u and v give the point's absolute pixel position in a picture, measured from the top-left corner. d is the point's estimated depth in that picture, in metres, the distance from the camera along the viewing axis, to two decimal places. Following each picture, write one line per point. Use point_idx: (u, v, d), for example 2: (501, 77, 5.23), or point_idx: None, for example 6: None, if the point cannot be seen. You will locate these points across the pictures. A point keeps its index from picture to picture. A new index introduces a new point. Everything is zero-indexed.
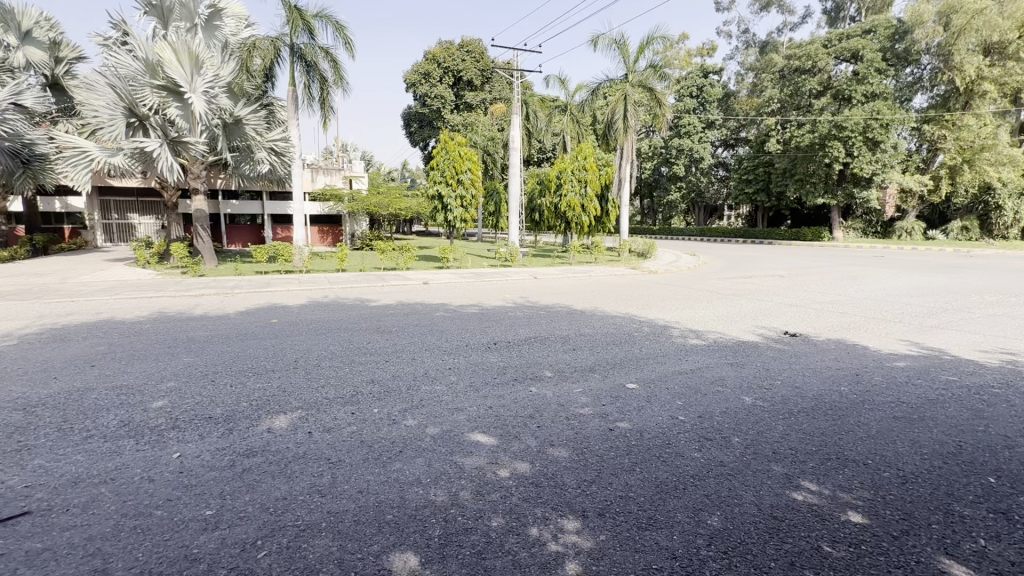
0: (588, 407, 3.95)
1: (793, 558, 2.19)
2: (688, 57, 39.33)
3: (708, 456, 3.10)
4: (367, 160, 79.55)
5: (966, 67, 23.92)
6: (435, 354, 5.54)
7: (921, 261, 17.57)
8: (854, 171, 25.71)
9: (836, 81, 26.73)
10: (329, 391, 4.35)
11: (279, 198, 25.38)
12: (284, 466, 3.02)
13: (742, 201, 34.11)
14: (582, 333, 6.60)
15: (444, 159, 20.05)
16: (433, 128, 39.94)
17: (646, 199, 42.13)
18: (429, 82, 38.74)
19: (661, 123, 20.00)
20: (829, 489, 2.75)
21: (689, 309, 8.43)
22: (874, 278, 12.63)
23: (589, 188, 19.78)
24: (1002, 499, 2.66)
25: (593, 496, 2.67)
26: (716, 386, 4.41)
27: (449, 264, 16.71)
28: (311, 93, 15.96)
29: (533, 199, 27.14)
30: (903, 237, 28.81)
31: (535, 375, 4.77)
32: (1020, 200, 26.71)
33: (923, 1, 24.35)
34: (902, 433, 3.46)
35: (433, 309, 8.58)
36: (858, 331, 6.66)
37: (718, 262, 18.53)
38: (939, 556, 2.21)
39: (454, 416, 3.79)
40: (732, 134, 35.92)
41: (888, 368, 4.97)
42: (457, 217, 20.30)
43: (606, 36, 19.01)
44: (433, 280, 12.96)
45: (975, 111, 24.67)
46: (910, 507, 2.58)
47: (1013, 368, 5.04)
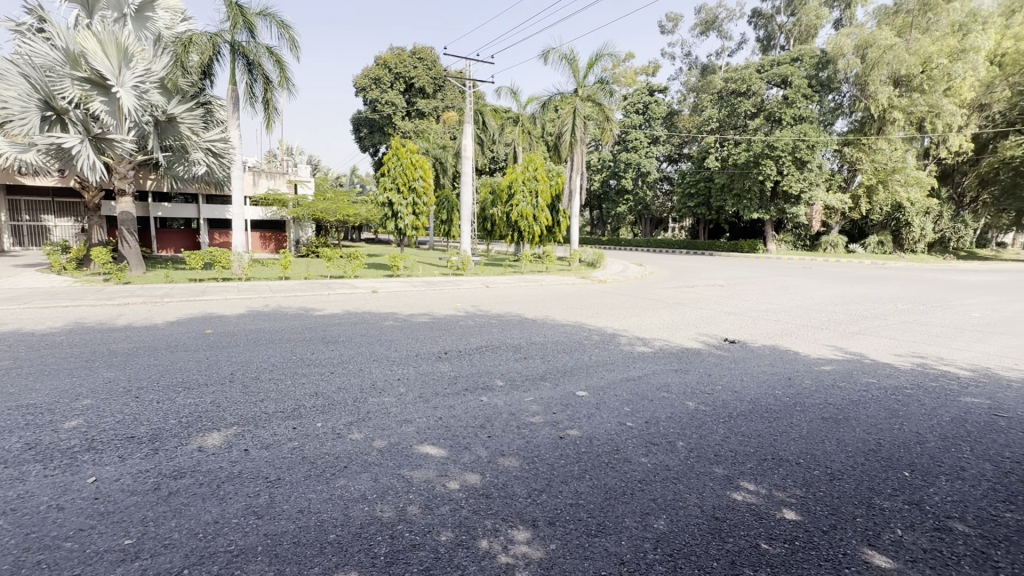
0: (538, 415, 3.96)
1: (733, 558, 2.27)
2: (634, 76, 40.94)
3: (654, 461, 3.18)
4: (314, 165, 77.09)
5: (878, 96, 26.28)
6: (383, 365, 5.39)
7: (846, 273, 19.04)
8: (784, 188, 27.66)
9: (767, 104, 28.61)
10: (270, 404, 4.12)
11: (217, 202, 24.06)
12: (216, 488, 2.81)
13: (684, 214, 35.74)
14: (533, 341, 6.64)
15: (394, 166, 19.71)
16: (384, 134, 39.37)
17: (596, 210, 43.30)
18: (379, 88, 38.13)
19: (609, 136, 20.61)
20: (766, 489, 2.89)
21: (636, 318, 8.68)
22: (805, 288, 13.48)
23: (540, 198, 20.13)
24: (916, 491, 2.88)
25: (544, 505, 2.66)
26: (661, 392, 4.55)
27: (399, 273, 16.38)
28: (254, 93, 15.30)
29: (484, 209, 27.19)
30: (828, 250, 31.19)
31: (486, 385, 4.72)
32: (926, 218, 29.64)
33: (843, 34, 26.55)
34: (830, 433, 3.69)
35: (382, 318, 8.36)
36: (789, 338, 7.10)
37: (663, 272, 19.30)
38: (863, 548, 2.36)
39: (403, 428, 3.70)
40: (676, 150, 37.57)
41: (817, 372, 5.31)
42: (408, 225, 19.99)
43: (556, 51, 19.45)
44: (382, 288, 12.70)
45: (887, 137, 27.14)
46: (837, 502, 2.75)
47: (922, 369, 5.54)
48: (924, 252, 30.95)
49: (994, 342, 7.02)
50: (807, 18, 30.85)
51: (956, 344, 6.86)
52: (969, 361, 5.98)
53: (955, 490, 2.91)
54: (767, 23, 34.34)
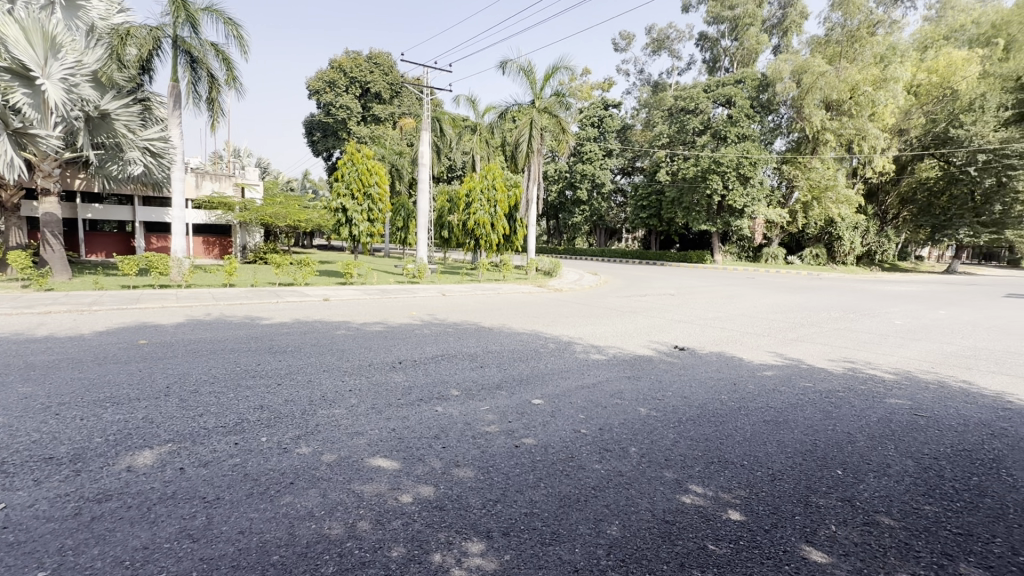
0: (494, 424, 3.94)
1: (682, 559, 2.33)
2: (590, 90, 42.07)
3: (607, 467, 3.23)
4: (262, 168, 74.09)
5: (812, 118, 28.18)
6: (334, 376, 5.20)
7: (786, 283, 20.14)
8: (729, 202, 29.08)
9: (714, 122, 30.09)
10: (209, 419, 3.88)
11: (155, 204, 22.64)
12: (146, 511, 2.61)
13: (637, 225, 36.89)
14: (489, 350, 6.61)
15: (349, 171, 19.26)
16: (338, 138, 38.51)
17: (553, 220, 43.94)
18: (334, 91, 37.34)
19: (565, 148, 20.98)
20: (712, 491, 2.99)
21: (591, 326, 8.83)
22: (748, 298, 14.16)
23: (498, 207, 20.23)
24: (849, 489, 3.07)
25: (498, 515, 2.64)
26: (615, 399, 4.63)
27: (352, 280, 15.92)
28: (197, 91, 14.57)
29: (441, 216, 27.00)
30: (769, 261, 33.01)
31: (441, 395, 4.65)
32: (854, 233, 31.99)
33: (781, 60, 28.36)
34: (772, 435, 3.88)
35: (334, 327, 8.11)
36: (734, 344, 7.42)
37: (617, 281, 19.79)
38: (801, 544, 2.48)
39: (354, 441, 3.58)
40: (629, 163, 38.77)
41: (760, 377, 5.59)
42: (362, 232, 19.52)
43: (514, 62, 19.71)
44: (335, 296, 12.33)
45: (821, 157, 29.14)
46: (777, 501, 2.88)
47: (852, 373, 5.94)
48: (853, 264, 33.34)
49: (915, 347, 7.63)
50: (749, 43, 32.75)
51: (882, 349, 7.40)
52: (892, 364, 6.48)
53: (881, 486, 3.12)
54: (712, 46, 36.22)
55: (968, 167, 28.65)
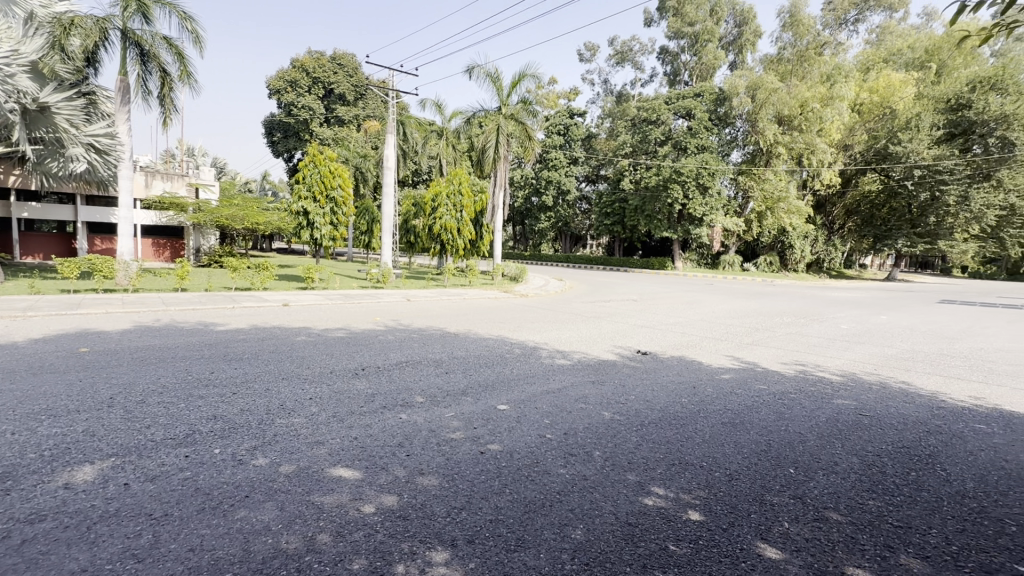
0: (459, 431, 3.91)
1: (644, 561, 2.37)
2: (555, 98, 42.66)
3: (572, 471, 3.26)
4: (218, 169, 71.20)
5: (765, 132, 29.46)
6: (292, 384, 5.03)
7: (743, 290, 20.93)
8: (689, 211, 30.00)
9: (674, 133, 31.05)
10: (157, 431, 3.68)
11: (100, 203, 21.39)
12: (85, 530, 2.44)
13: (601, 232, 37.55)
14: (454, 356, 6.56)
15: (311, 174, 18.85)
16: (299, 139, 37.54)
17: (519, 226, 44.17)
18: (295, 91, 36.44)
19: (531, 155, 21.16)
20: (674, 492, 3.06)
21: (557, 331, 8.91)
22: (707, 303, 14.64)
23: (464, 213, 20.18)
24: (800, 486, 3.21)
25: (463, 523, 2.62)
26: (580, 404, 4.68)
27: (314, 285, 15.48)
28: (147, 86, 13.91)
29: (407, 221, 26.67)
30: (726, 268, 34.21)
31: (405, 402, 4.57)
32: (805, 241, 33.59)
33: (736, 76, 29.58)
34: (729, 437, 4.01)
35: (294, 333, 7.86)
36: (694, 349, 7.65)
37: (582, 287, 20.10)
38: (756, 542, 2.58)
39: (314, 450, 3.47)
40: (594, 171, 39.46)
41: (718, 380, 5.77)
42: (324, 235, 19.03)
43: (480, 68, 19.79)
44: (295, 302, 11.96)
45: (774, 169, 30.43)
46: (734, 501, 2.98)
47: (804, 375, 6.22)
48: (804, 271, 34.99)
49: (860, 350, 8.07)
50: (707, 58, 34.04)
51: (830, 353, 7.79)
52: (840, 367, 6.83)
53: (830, 483, 3.27)
54: (673, 60, 37.43)
55: (906, 182, 30.66)
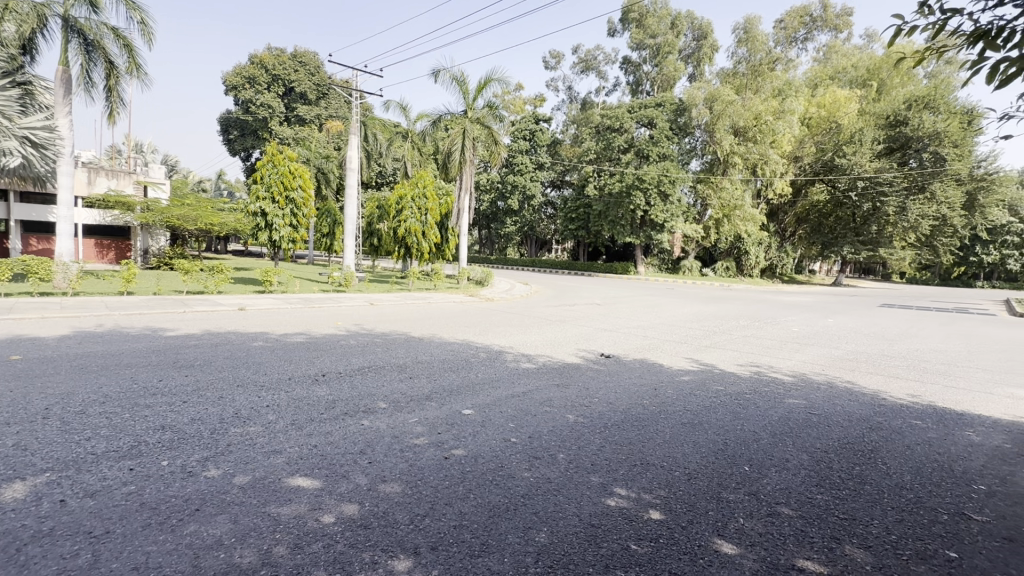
0: (422, 436, 3.86)
1: (607, 561, 2.40)
2: (521, 104, 43.01)
3: (537, 474, 3.27)
4: (169, 166, 67.83)
5: (722, 142, 30.62)
6: (248, 391, 4.84)
7: (701, 294, 21.60)
8: (651, 217, 30.78)
9: (637, 141, 31.82)
10: (97, 443, 3.45)
11: (35, 201, 20.00)
12: (13, 553, 2.26)
13: (567, 237, 38.05)
14: (419, 361, 6.48)
15: (269, 174, 18.22)
16: (258, 137, 36.33)
17: (485, 230, 44.17)
18: (254, 87, 35.24)
19: (498, 159, 21.17)
20: (635, 493, 3.11)
21: (522, 335, 8.95)
22: (668, 307, 15.04)
23: (429, 216, 20.00)
24: (754, 483, 3.33)
25: (426, 530, 2.58)
26: (544, 407, 4.71)
27: (272, 289, 14.97)
28: (90, 78, 13.11)
29: (370, 224, 26.19)
30: (686, 273, 35.26)
31: (367, 408, 4.48)
32: (759, 248, 35.06)
33: (695, 87, 30.61)
34: (688, 437, 4.12)
35: (250, 339, 7.56)
36: (655, 352, 7.83)
37: (547, 291, 20.24)
38: (713, 538, 2.66)
39: (270, 460, 3.35)
40: (559, 176, 39.90)
41: (678, 382, 5.94)
42: (284, 237, 18.45)
43: (446, 72, 19.72)
44: (251, 306, 11.53)
45: (730, 178, 31.56)
46: (693, 499, 3.06)
47: (758, 376, 6.47)
48: (759, 276, 36.51)
49: (810, 352, 8.47)
50: (668, 69, 35.11)
51: (782, 354, 8.14)
52: (791, 368, 7.14)
53: (782, 479, 3.41)
54: (635, 70, 38.38)
55: (850, 192, 32.52)
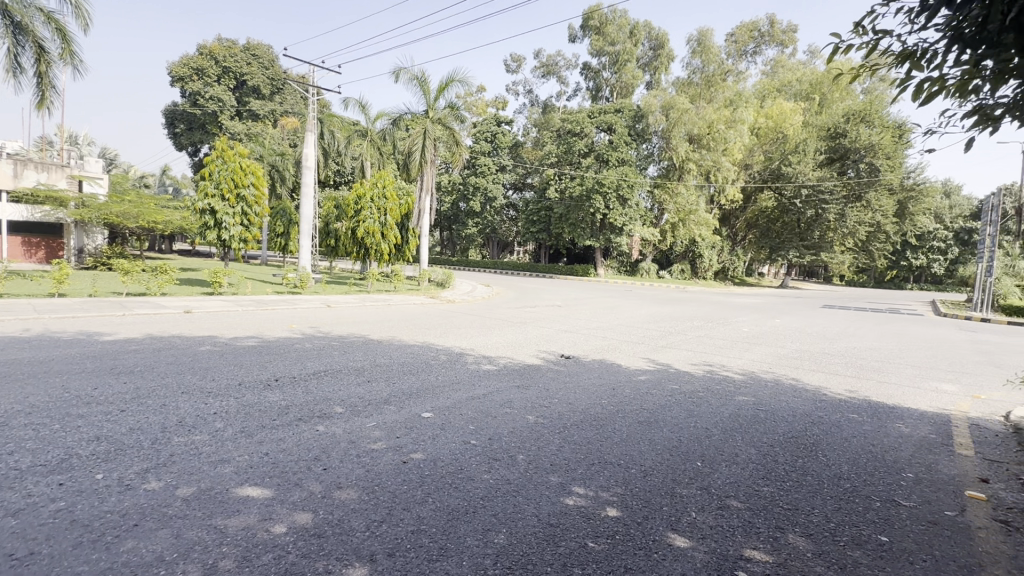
0: (380, 441, 3.78)
1: (565, 560, 2.43)
2: (484, 106, 43.04)
3: (496, 476, 3.28)
4: (108, 160, 63.68)
5: (678, 149, 31.65)
6: (194, 398, 4.60)
7: (659, 296, 22.21)
8: (610, 220, 31.46)
9: (597, 146, 32.47)
10: (21, 458, 3.19)
11: None
12: None
13: (528, 239, 38.27)
14: (377, 364, 6.35)
15: (218, 170, 17.37)
16: (206, 132, 34.70)
17: (446, 231, 43.83)
18: (202, 79, 33.65)
19: (459, 160, 21.03)
20: (593, 491, 3.17)
21: (483, 337, 8.92)
22: (627, 309, 15.39)
23: (389, 216, 19.65)
24: (706, 478, 3.45)
25: (382, 537, 2.53)
26: (505, 409, 4.72)
27: (221, 290, 14.30)
28: (19, 63, 12.17)
29: (328, 223, 25.45)
30: (644, 275, 36.20)
31: (323, 413, 4.35)
32: (712, 251, 36.45)
33: (652, 95, 31.55)
34: (644, 435, 4.23)
35: (197, 343, 7.20)
36: (613, 352, 7.99)
37: (509, 292, 20.25)
38: (667, 533, 2.74)
39: (217, 470, 3.20)
40: (521, 179, 40.13)
41: (635, 381, 6.09)
42: (234, 237, 17.67)
43: (407, 71, 19.48)
44: (198, 308, 10.97)
45: (685, 184, 32.71)
46: (648, 495, 3.15)
47: (711, 375, 6.72)
48: (712, 279, 37.93)
49: (758, 351, 8.87)
50: (626, 77, 36.02)
51: (733, 353, 8.48)
52: (742, 366, 7.45)
53: (732, 474, 3.56)
54: (595, 76, 39.13)
55: (795, 200, 34.35)
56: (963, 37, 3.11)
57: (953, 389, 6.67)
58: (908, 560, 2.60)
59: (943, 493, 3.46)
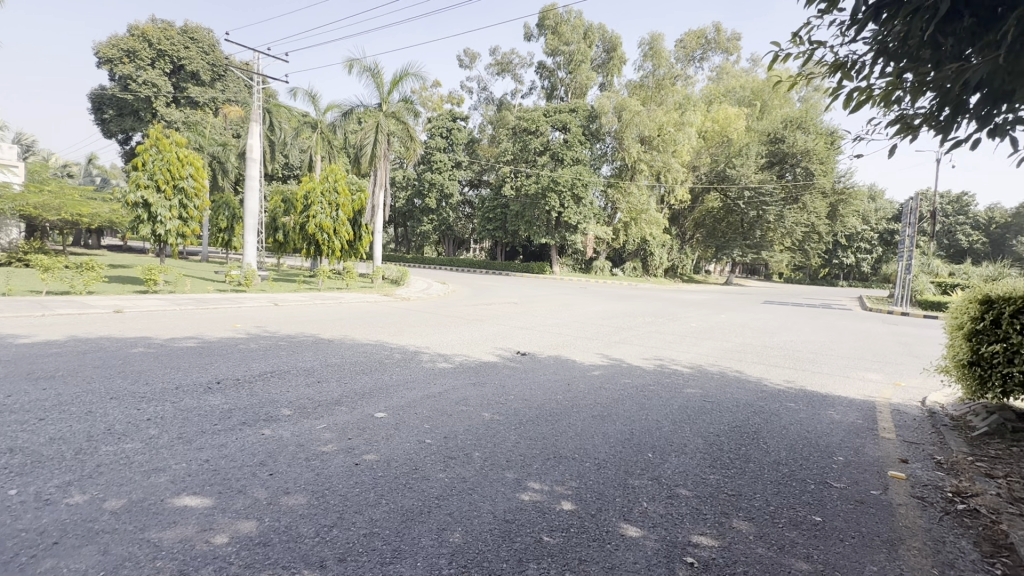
0: (331, 443, 3.66)
1: (520, 555, 2.44)
2: (439, 101, 42.51)
3: (451, 474, 3.24)
4: (24, 146, 58.20)
5: (630, 150, 32.44)
6: (125, 403, 4.29)
7: (613, 293, 22.69)
8: (565, 218, 31.92)
9: (552, 145, 32.77)
10: None
11: None
12: None
13: (484, 236, 38.11)
14: (328, 364, 6.15)
15: (153, 160, 16.14)
16: (138, 119, 32.37)
17: (401, 227, 43.01)
18: (133, 62, 31.35)
19: (414, 156, 20.62)
20: (548, 485, 3.20)
21: (439, 334, 8.84)
22: (582, 305, 15.67)
23: (341, 212, 19.03)
24: (656, 468, 3.56)
25: (333, 541, 2.44)
26: (460, 406, 4.69)
27: (156, 288, 13.37)
28: None
29: (274, 218, 24.36)
30: (598, 272, 36.96)
31: (270, 416, 4.17)
32: (662, 249, 37.70)
33: (605, 96, 32.18)
34: (598, 428, 4.32)
35: (130, 345, 6.71)
36: (567, 348, 8.12)
37: (464, 290, 20.16)
38: (620, 523, 2.80)
39: (150, 480, 2.98)
40: (477, 176, 39.93)
41: (589, 376, 6.21)
42: (170, 231, 16.58)
43: (359, 62, 18.93)
44: (130, 307, 10.22)
45: (637, 184, 33.64)
46: (601, 488, 3.21)
47: (661, 369, 6.96)
48: (662, 276, 39.24)
49: (705, 345, 9.27)
50: (580, 77, 36.52)
51: (682, 347, 8.82)
52: (690, 360, 7.74)
53: (680, 463, 3.69)
54: (550, 75, 39.43)
55: (739, 201, 36.03)
56: (887, 51, 3.38)
57: (878, 377, 7.24)
58: (839, 538, 2.78)
59: (869, 474, 3.73)
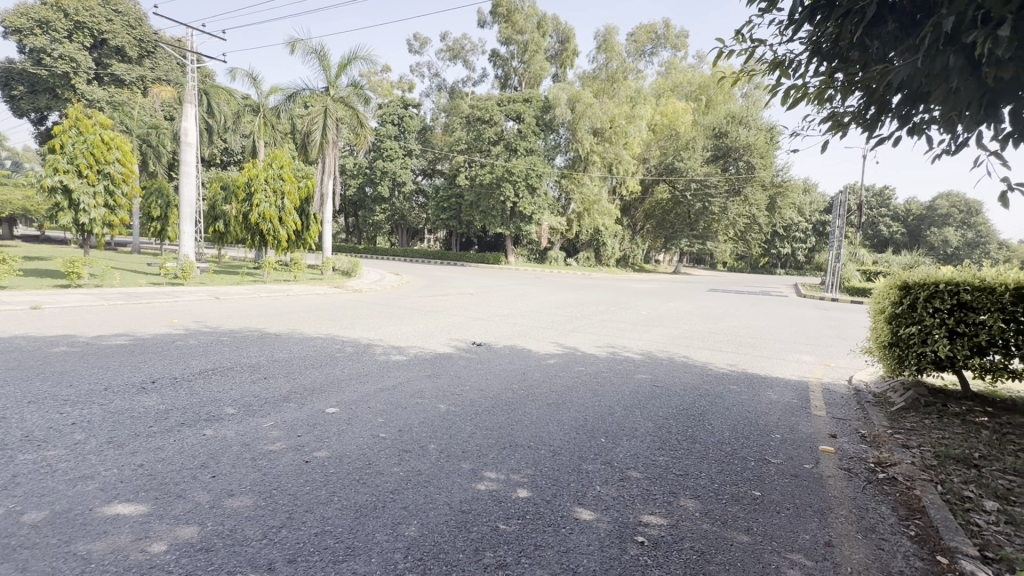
0: (279, 442, 3.52)
1: (476, 545, 2.44)
2: (389, 87, 41.37)
3: (406, 468, 3.19)
4: None
5: (583, 141, 32.74)
6: (45, 407, 3.94)
7: (569, 283, 23.06)
8: (521, 209, 31.94)
9: (506, 134, 32.78)
10: None
11: None
12: None
13: (438, 226, 37.58)
14: (275, 359, 5.90)
15: (72, 142, 14.73)
16: (55, 96, 29.59)
17: (352, 216, 41.76)
18: (47, 33, 28.58)
19: (364, 143, 19.98)
20: (504, 474, 3.22)
21: (393, 326, 8.66)
22: (537, 295, 15.81)
23: (287, 200, 18.18)
24: (608, 452, 3.67)
25: (283, 543, 2.36)
26: (416, 399, 4.62)
27: (81, 283, 12.30)
28: None
29: (213, 206, 22.96)
30: (552, 263, 37.32)
31: (211, 416, 3.95)
32: (614, 239, 38.61)
33: (559, 88, 32.37)
34: (552, 416, 4.37)
35: (50, 344, 6.15)
36: (522, 338, 8.18)
37: (418, 281, 19.81)
38: (575, 507, 2.86)
39: (76, 489, 2.76)
40: (429, 165, 39.32)
41: (544, 365, 6.29)
42: (95, 220, 15.36)
43: (303, 43, 18.06)
44: (49, 303, 9.34)
45: (590, 175, 33.84)
46: (557, 474, 3.27)
47: (613, 356, 7.15)
48: (615, 265, 40.25)
49: (655, 332, 9.61)
50: (534, 67, 36.45)
51: (633, 335, 9.09)
52: (640, 346, 8.01)
53: (632, 446, 3.81)
54: (503, 64, 39.08)
55: (686, 192, 37.37)
56: (820, 51, 3.61)
57: (812, 359, 7.76)
58: (776, 510, 2.97)
59: (803, 449, 4.01)
